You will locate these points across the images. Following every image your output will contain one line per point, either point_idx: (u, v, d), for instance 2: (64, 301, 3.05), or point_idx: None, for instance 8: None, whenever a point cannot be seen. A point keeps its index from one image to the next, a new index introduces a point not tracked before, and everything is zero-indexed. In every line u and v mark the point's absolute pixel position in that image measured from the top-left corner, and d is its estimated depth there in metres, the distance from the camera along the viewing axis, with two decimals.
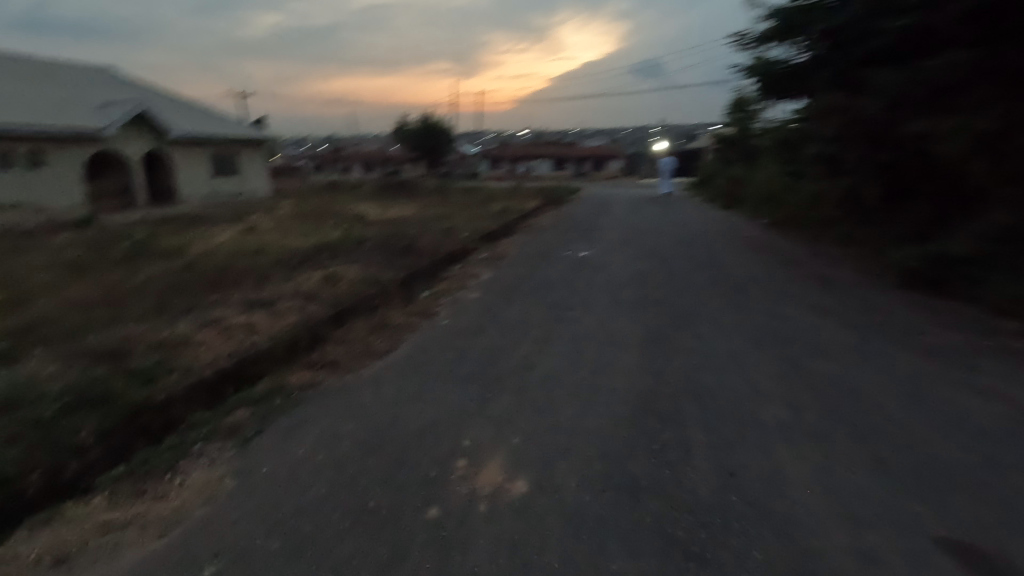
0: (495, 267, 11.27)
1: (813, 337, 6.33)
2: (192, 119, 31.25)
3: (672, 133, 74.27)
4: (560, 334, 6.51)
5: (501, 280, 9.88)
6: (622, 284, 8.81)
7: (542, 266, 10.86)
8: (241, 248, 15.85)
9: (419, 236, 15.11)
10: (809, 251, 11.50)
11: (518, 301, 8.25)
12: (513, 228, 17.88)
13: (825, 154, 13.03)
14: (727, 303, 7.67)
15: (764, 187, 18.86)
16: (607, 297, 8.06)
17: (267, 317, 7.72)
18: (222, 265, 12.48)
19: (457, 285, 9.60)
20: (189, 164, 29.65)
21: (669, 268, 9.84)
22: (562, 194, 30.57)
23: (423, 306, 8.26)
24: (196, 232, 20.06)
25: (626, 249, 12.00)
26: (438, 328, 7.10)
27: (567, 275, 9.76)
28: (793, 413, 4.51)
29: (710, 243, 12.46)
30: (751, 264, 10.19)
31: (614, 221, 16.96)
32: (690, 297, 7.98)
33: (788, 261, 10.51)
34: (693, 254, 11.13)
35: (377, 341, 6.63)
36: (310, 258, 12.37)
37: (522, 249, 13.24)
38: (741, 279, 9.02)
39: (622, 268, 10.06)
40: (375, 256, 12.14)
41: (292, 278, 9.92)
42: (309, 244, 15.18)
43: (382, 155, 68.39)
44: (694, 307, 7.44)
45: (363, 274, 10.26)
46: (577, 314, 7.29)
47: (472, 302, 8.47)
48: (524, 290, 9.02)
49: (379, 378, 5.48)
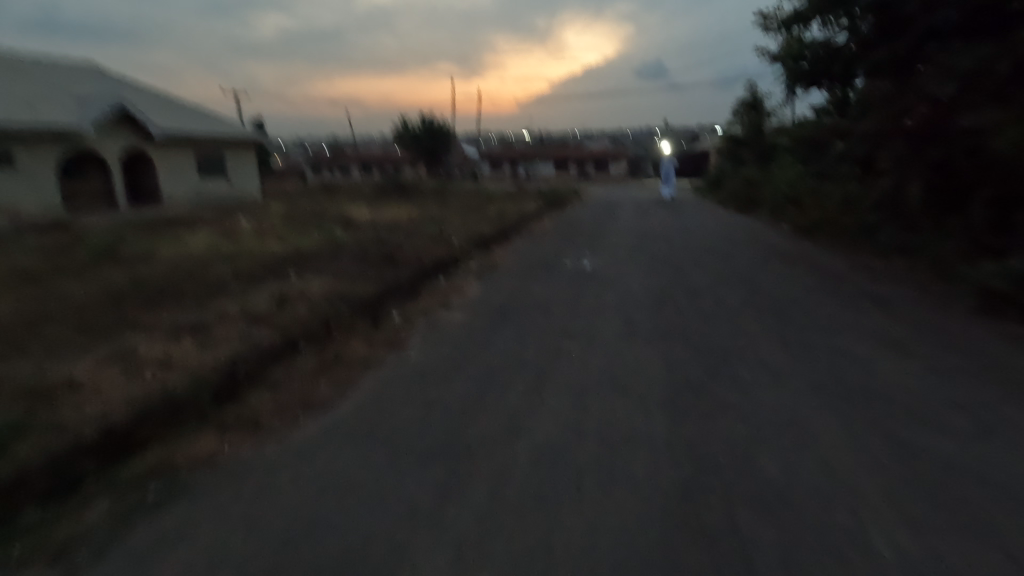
0: (486, 280, 9.87)
1: (889, 389, 4.88)
2: (178, 116, 29.83)
3: (677, 134, 72.94)
4: (560, 381, 5.10)
5: (491, 297, 8.44)
6: (634, 309, 7.38)
7: (539, 280, 9.42)
8: (211, 255, 14.41)
9: (404, 242, 13.68)
10: (846, 265, 10.07)
11: (509, 327, 6.81)
12: (510, 233, 16.42)
13: (862, 151, 11.56)
14: (765, 337, 6.22)
15: (784, 189, 17.38)
16: (616, 326, 6.64)
17: (201, 345, 6.33)
18: (181, 276, 11.05)
19: (441, 303, 8.21)
20: (175, 164, 28.26)
21: (688, 286, 8.42)
22: (565, 197, 29.16)
23: (393, 331, 6.82)
24: (172, 237, 18.63)
25: (637, 262, 10.54)
26: (407, 365, 5.67)
27: (569, 293, 8.32)
28: (908, 530, 3.07)
29: (733, 256, 11.00)
30: (787, 283, 8.73)
31: (623, 227, 15.47)
32: (720, 328, 6.53)
33: (829, 278, 9.06)
34: (715, 270, 9.70)
35: (327, 383, 5.23)
36: (278, 269, 10.94)
37: (518, 257, 11.81)
38: (776, 304, 7.56)
39: (633, 286, 8.63)
40: (352, 266, 10.74)
41: (249, 295, 8.53)
42: (285, 251, 13.76)
43: (381, 156, 67.03)
44: (728, 344, 6.00)
45: (333, 290, 8.84)
46: (580, 350, 5.87)
47: (452, 327, 7.04)
48: (517, 311, 7.60)
49: (316, 446, 4.07)
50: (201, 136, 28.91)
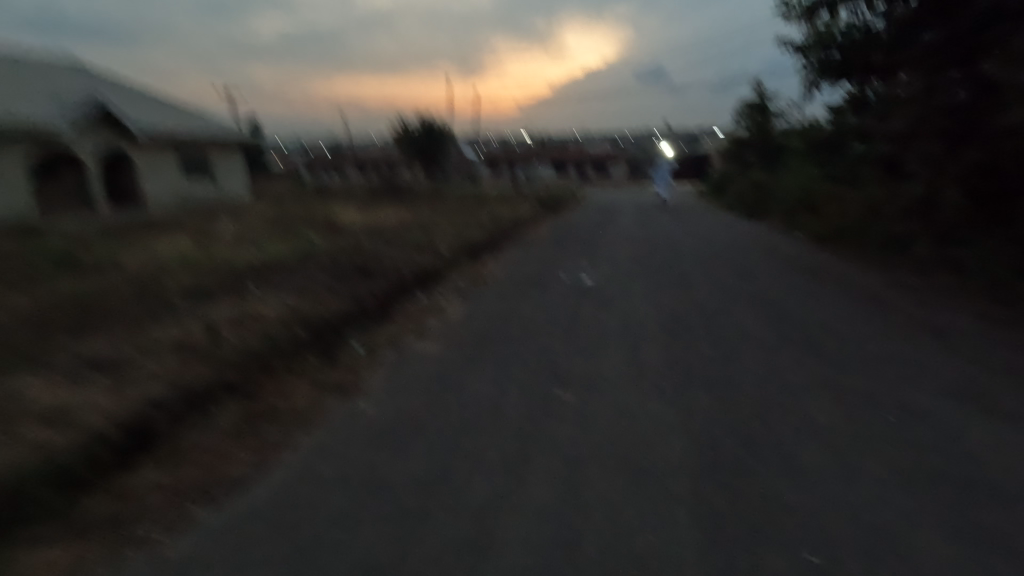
0: (470, 297, 8.78)
1: (981, 478, 3.75)
2: (161, 115, 28.58)
3: (677, 137, 71.96)
4: (548, 457, 3.96)
5: (474, 322, 7.28)
6: (640, 342, 6.23)
7: (531, 300, 8.24)
8: (178, 264, 13.19)
9: (385, 251, 12.51)
10: (876, 284, 8.98)
11: (490, 367, 5.65)
12: (504, 240, 15.23)
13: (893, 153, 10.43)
14: (802, 389, 5.08)
15: (799, 193, 16.23)
16: (618, 369, 5.48)
17: (111, 384, 5.19)
18: (132, 289, 9.86)
19: (415, 327, 7.10)
20: (157, 165, 27.00)
21: (700, 314, 7.30)
22: (563, 200, 28.09)
23: (351, 369, 5.65)
24: (143, 242, 17.39)
25: (642, 279, 9.36)
26: (358, 422, 4.51)
27: (564, 318, 7.15)
28: None
29: (749, 272, 9.84)
30: (816, 310, 7.57)
31: (626, 235, 14.29)
32: (746, 374, 5.38)
33: (862, 304, 7.93)
34: (732, 291, 8.56)
35: (247, 446, 4.10)
36: (241, 283, 9.75)
37: (510, 270, 10.65)
38: (808, 339, 6.41)
39: (639, 310, 7.46)
40: (322, 280, 9.60)
41: (196, 316, 7.41)
42: (256, 260, 12.58)
43: (378, 157, 65.75)
44: (758, 399, 4.86)
45: (293, 311, 7.67)
46: (576, 406, 4.70)
47: (422, 363, 5.88)
48: (501, 339, 6.49)
49: (205, 568, 2.95)
50: (185, 136, 27.67)
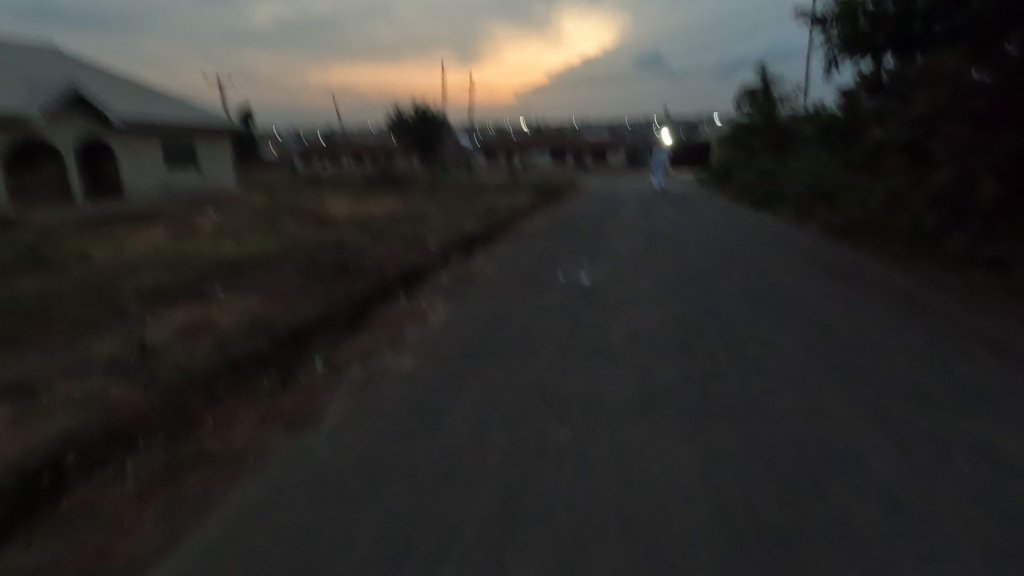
0: (458, 300, 7.94)
1: None
2: (143, 102, 27.45)
3: (677, 124, 70.83)
4: (539, 527, 3.08)
5: (458, 330, 6.42)
6: (649, 359, 5.38)
7: (525, 305, 7.38)
8: (147, 261, 12.26)
9: (369, 246, 11.61)
10: (907, 285, 8.13)
11: (473, 391, 4.79)
12: (498, 233, 14.33)
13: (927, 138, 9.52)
14: (848, 421, 4.22)
15: (811, 182, 15.31)
16: (624, 395, 4.62)
17: (18, 417, 4.34)
18: (88, 290, 8.96)
19: (393, 337, 6.25)
20: (139, 154, 25.91)
21: (714, 323, 6.46)
22: (561, 190, 27.16)
23: (308, 394, 4.78)
24: (118, 235, 16.43)
25: (648, 278, 8.49)
26: (306, 473, 3.64)
27: (560, 328, 6.31)
28: None
29: (765, 271, 8.98)
30: (845, 316, 6.72)
31: (628, 228, 13.39)
32: (776, 402, 4.53)
33: (896, 308, 7.07)
34: (747, 293, 7.70)
35: (158, 513, 3.27)
36: (207, 284, 8.85)
37: (502, 268, 9.78)
38: (842, 354, 5.54)
39: (645, 318, 6.61)
40: (295, 281, 8.73)
41: (145, 325, 6.54)
42: (231, 256, 11.69)
43: (373, 146, 64.44)
44: (797, 438, 3.99)
45: (255, 318, 6.79)
46: (571, 447, 3.86)
47: (392, 384, 5.01)
48: (489, 354, 5.64)
49: None
50: (168, 124, 26.54)
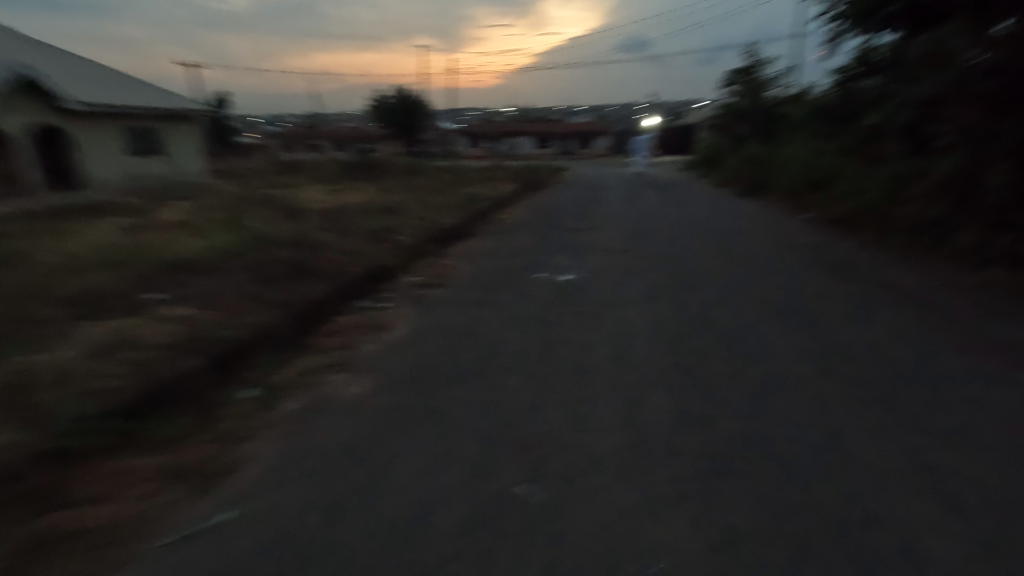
0: (427, 304, 7.19)
1: None
2: (104, 87, 26.00)
3: (661, 110, 70.21)
4: None
5: (420, 345, 5.64)
6: (638, 382, 4.66)
7: (498, 312, 6.62)
8: (92, 258, 11.26)
9: (336, 242, 10.78)
10: (913, 285, 7.53)
11: (431, 428, 4.04)
12: (476, 226, 13.48)
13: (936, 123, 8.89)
14: (878, 471, 3.53)
15: (803, 170, 14.67)
16: (607, 433, 3.91)
17: None
18: (13, 295, 8.01)
19: (346, 354, 5.48)
20: (101, 141, 24.54)
21: (709, 333, 5.78)
22: (544, 177, 26.39)
23: (227, 437, 4.00)
24: (68, 230, 15.32)
25: (634, 279, 7.77)
26: (207, 557, 2.88)
27: (538, 342, 5.58)
28: None
29: (761, 269, 8.32)
30: (851, 325, 6.07)
31: (612, 220, 12.64)
32: (789, 441, 3.84)
33: (905, 314, 6.44)
34: (741, 296, 7.03)
35: None
36: (145, 289, 7.95)
37: (477, 267, 9.02)
38: (855, 374, 4.88)
39: (631, 329, 5.89)
40: (246, 284, 7.88)
41: (59, 342, 5.69)
42: (184, 253, 10.76)
43: (353, 132, 62.93)
44: (819, 494, 3.28)
45: (188, 333, 5.96)
46: (545, 513, 3.13)
47: (333, 419, 4.24)
48: (453, 377, 4.89)
49: None
50: (131, 110, 25.17)
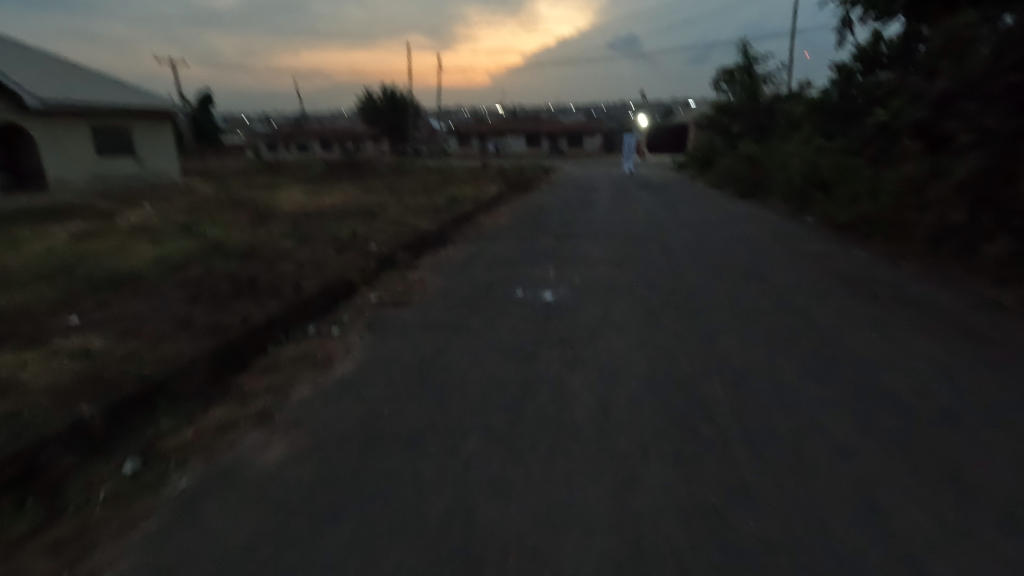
0: (385, 328, 6.18)
1: None
2: (71, 82, 24.60)
3: (651, 108, 69.50)
4: None
5: (365, 388, 4.63)
6: (631, 447, 3.62)
7: (465, 342, 5.57)
8: (26, 269, 10.09)
9: (296, 251, 9.72)
10: (943, 301, 6.62)
11: (354, 522, 3.03)
12: (455, 232, 12.43)
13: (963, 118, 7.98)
14: None
15: (806, 171, 13.72)
16: (588, 538, 2.85)
17: None
18: None
19: (273, 400, 4.46)
20: (66, 141, 23.15)
21: (715, 369, 4.80)
22: (533, 178, 25.38)
23: (82, 537, 2.99)
24: (15, 236, 14.08)
25: (627, 299, 6.74)
26: None
27: (508, 384, 4.58)
28: None
29: (768, 284, 7.39)
30: (884, 357, 5.06)
31: (604, 227, 11.60)
32: (840, 546, 2.79)
33: (945, 340, 5.43)
34: (749, 318, 6.08)
35: None
36: (62, 311, 6.85)
37: (449, 280, 8.01)
38: (906, 430, 3.83)
39: (621, 364, 4.91)
40: (180, 304, 6.82)
41: None
42: (128, 263, 9.65)
43: (340, 131, 61.57)
44: None
45: (87, 373, 4.91)
46: None
47: (225, 507, 3.17)
48: (401, 435, 3.88)
49: None
50: (98, 107, 23.78)
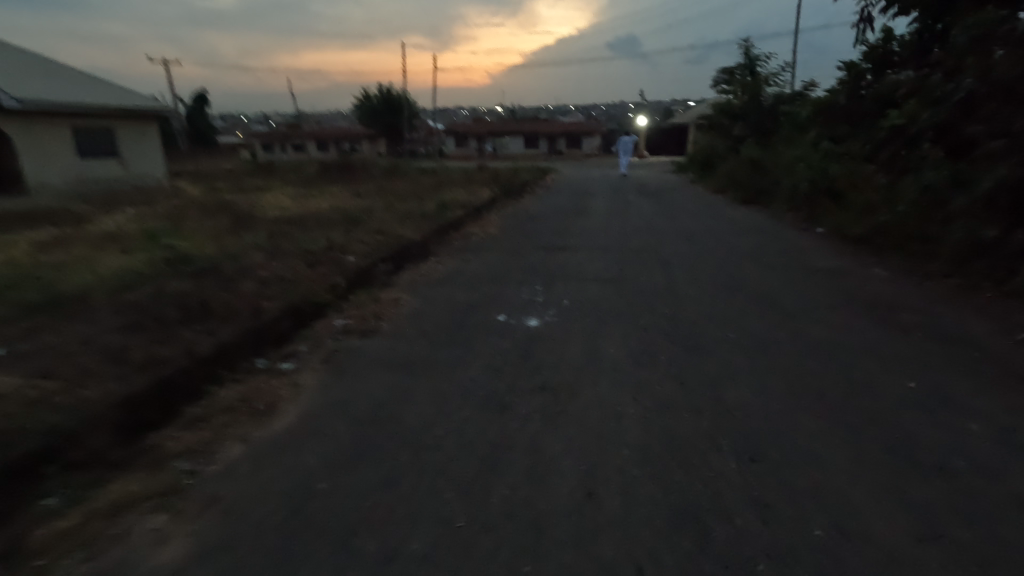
0: (344, 364, 5.41)
1: None
2: (52, 82, 23.72)
3: (650, 108, 68.90)
4: None
5: (305, 451, 3.87)
6: (619, 549, 2.87)
7: (433, 386, 4.81)
8: None
9: (264, 266, 8.95)
10: (976, 332, 5.88)
11: None
12: (440, 242, 11.67)
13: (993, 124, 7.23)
14: None
15: (813, 177, 12.96)
16: None
17: None
18: None
19: (191, 467, 3.70)
20: (45, 142, 22.24)
21: (724, 426, 4.04)
22: (529, 181, 24.60)
23: None
24: None
25: (620, 328, 5.97)
26: None
27: (477, 448, 3.82)
28: None
29: (780, 309, 6.63)
30: (922, 410, 4.31)
31: (599, 238, 10.83)
32: None
33: (989, 386, 4.67)
34: (760, 354, 5.32)
35: None
36: None
37: (425, 302, 7.25)
38: (967, 524, 3.06)
39: (613, 420, 4.15)
40: (119, 332, 6.04)
41: None
42: (81, 279, 8.86)
43: (336, 132, 60.64)
44: None
45: None
46: None
47: None
48: (335, 525, 3.12)
49: None
50: (80, 107, 22.90)
